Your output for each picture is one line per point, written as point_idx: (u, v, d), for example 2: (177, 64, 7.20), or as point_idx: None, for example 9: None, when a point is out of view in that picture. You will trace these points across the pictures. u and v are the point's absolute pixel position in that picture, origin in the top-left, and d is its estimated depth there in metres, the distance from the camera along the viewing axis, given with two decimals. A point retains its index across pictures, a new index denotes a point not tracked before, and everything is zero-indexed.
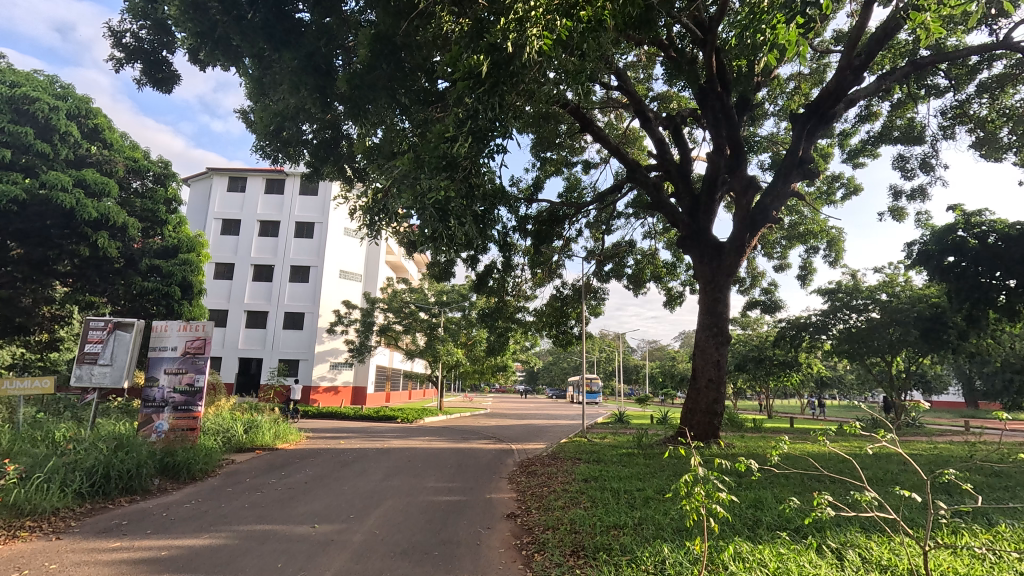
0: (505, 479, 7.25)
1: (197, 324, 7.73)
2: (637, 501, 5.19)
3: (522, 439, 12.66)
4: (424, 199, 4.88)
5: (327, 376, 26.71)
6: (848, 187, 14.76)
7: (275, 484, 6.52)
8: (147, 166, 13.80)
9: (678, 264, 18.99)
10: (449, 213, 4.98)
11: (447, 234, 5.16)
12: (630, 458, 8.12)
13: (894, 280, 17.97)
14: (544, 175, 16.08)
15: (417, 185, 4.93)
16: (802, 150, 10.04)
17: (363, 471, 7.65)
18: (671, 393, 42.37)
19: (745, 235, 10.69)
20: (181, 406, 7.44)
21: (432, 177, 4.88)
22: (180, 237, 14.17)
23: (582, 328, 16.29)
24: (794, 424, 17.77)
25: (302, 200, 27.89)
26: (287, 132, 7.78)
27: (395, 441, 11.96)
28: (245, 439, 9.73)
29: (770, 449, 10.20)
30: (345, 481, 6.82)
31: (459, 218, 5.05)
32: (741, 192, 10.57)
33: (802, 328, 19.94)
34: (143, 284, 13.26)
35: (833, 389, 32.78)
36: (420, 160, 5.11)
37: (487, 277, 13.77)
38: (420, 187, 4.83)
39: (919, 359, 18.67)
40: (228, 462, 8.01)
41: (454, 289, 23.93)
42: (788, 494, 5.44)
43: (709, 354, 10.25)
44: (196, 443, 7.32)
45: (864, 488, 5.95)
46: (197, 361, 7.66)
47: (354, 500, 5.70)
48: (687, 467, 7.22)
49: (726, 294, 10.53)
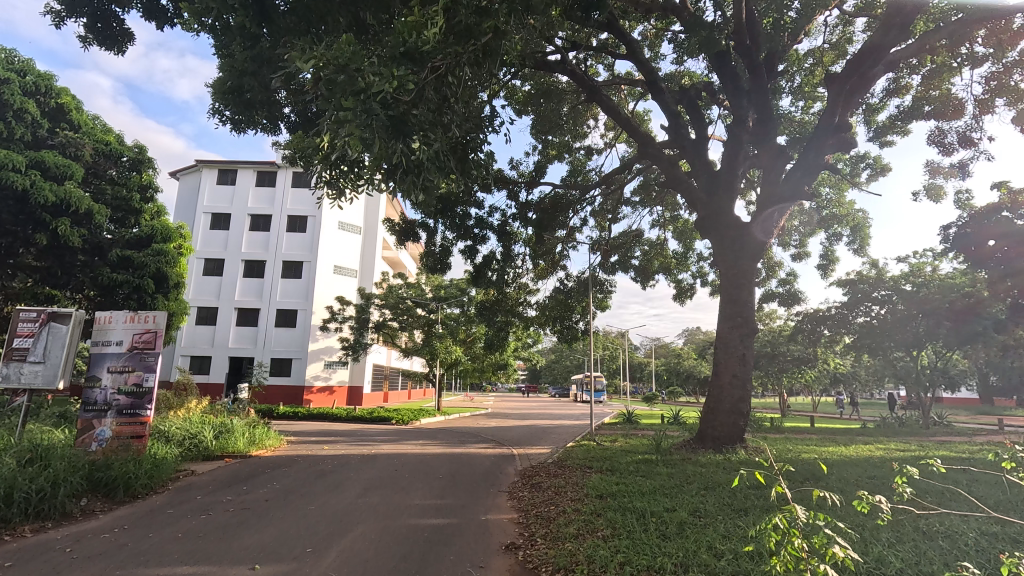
0: (503, 492, 6.21)
1: (146, 315, 6.68)
2: (670, 528, 4.18)
3: (524, 443, 11.59)
4: (368, 97, 4.02)
5: (321, 375, 25.62)
6: (874, 169, 13.66)
7: (227, 502, 5.44)
8: (119, 150, 12.75)
9: (689, 254, 17.89)
10: (410, 123, 4.33)
11: (406, 155, 4.44)
12: (645, 467, 7.06)
13: (920, 269, 16.87)
14: (546, 159, 15.00)
15: (358, 77, 4.07)
16: (838, 117, 8.88)
17: (339, 484, 6.55)
18: (678, 391, 41.25)
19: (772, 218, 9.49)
20: (127, 410, 6.42)
21: (384, 67, 4.10)
22: (155, 226, 13.16)
23: (588, 323, 15.17)
24: (816, 424, 16.61)
25: (295, 193, 26.83)
26: (247, 91, 6.69)
27: (384, 446, 10.89)
28: (213, 445, 8.69)
29: (801, 452, 9.10)
30: (314, 498, 5.74)
31: (425, 133, 4.44)
32: (767, 167, 9.43)
33: (821, 322, 18.83)
34: (111, 277, 12.22)
35: (845, 386, 31.72)
36: (371, 58, 4.31)
37: (485, 269, 12.70)
38: (363, 81, 4.01)
39: (947, 353, 17.56)
40: (186, 473, 6.97)
41: (453, 284, 22.91)
42: (864, 524, 4.35)
43: (733, 347, 9.16)
44: (143, 454, 6.30)
45: (970, 517, 4.67)
46: (146, 358, 6.61)
47: (315, 528, 4.63)
48: (719, 480, 6.16)
49: (750, 284, 9.41)
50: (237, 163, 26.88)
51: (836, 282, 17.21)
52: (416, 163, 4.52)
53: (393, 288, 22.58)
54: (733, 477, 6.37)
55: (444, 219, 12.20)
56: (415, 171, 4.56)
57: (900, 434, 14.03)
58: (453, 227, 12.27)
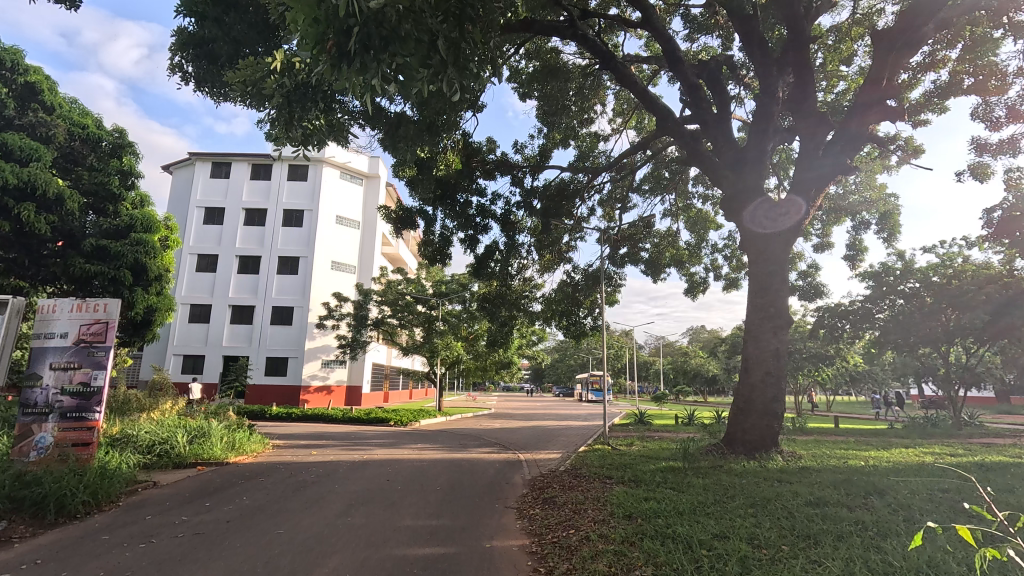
0: (511, 509, 5.29)
1: (96, 303, 5.77)
2: (732, 567, 3.19)
3: (531, 447, 10.64)
4: None
5: (318, 375, 24.73)
6: (906, 151, 12.50)
7: (181, 526, 4.52)
8: (97, 133, 11.82)
9: (702, 246, 16.90)
10: None
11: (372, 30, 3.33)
12: (676, 479, 6.14)
13: (950, 259, 15.86)
14: (550, 144, 14.04)
15: None
16: (885, 82, 8.01)
17: (321, 500, 5.63)
18: (687, 390, 40.00)
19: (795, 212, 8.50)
20: (71, 414, 5.53)
21: None
22: (134, 214, 12.20)
23: (596, 318, 14.21)
24: (839, 424, 15.66)
25: (291, 186, 25.97)
26: (212, 43, 5.77)
27: (378, 451, 9.96)
28: (186, 451, 7.83)
29: (842, 458, 8.12)
30: (286, 519, 4.83)
31: None
32: (804, 135, 8.55)
33: (842, 317, 17.81)
34: (85, 268, 11.29)
35: (861, 383, 30.70)
36: None
37: (487, 260, 11.73)
38: None
39: (977, 349, 16.54)
40: (144, 486, 6.12)
41: (454, 279, 21.99)
42: (984, 564, 3.39)
43: (765, 341, 8.18)
44: (88, 464, 5.37)
45: None
46: (95, 353, 5.69)
47: (276, 563, 3.71)
48: (768, 497, 5.18)
49: (782, 268, 8.45)
50: (231, 155, 26.00)
51: (859, 274, 16.20)
52: (382, 23, 3.32)
53: (392, 284, 21.66)
54: (784, 492, 5.39)
55: (443, 207, 11.27)
56: (381, 46, 3.39)
57: (936, 435, 13.01)
58: (453, 216, 11.31)
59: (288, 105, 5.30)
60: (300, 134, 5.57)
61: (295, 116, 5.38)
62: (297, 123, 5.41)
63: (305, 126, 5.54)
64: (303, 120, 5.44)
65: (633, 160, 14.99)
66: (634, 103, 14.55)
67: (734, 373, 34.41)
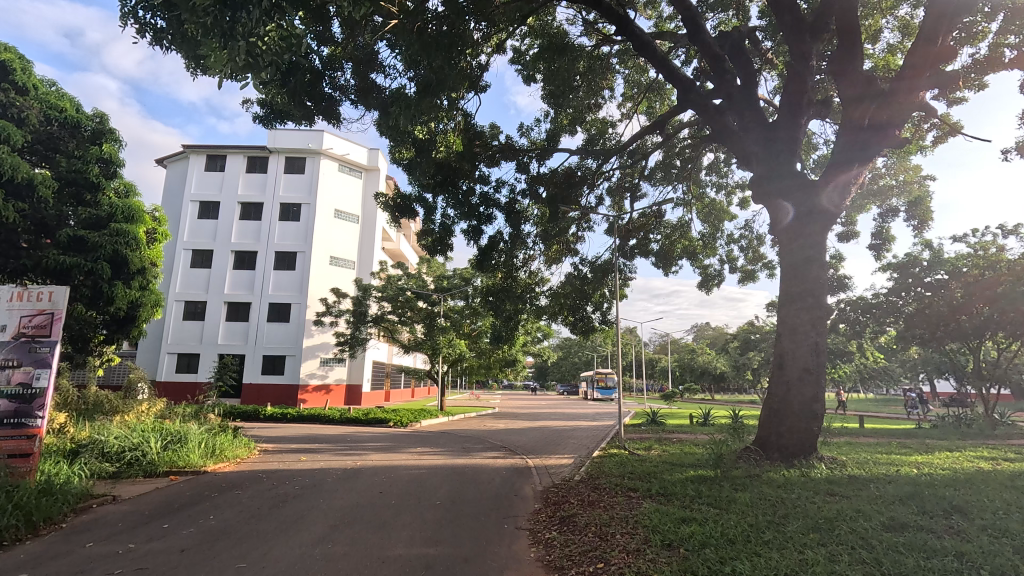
0: (524, 533, 4.47)
1: (39, 291, 5.07)
2: None
3: (540, 451, 9.85)
4: None
5: (316, 374, 23.95)
6: (942, 130, 11.65)
7: (125, 556, 3.74)
8: (79, 118, 11.06)
9: (717, 237, 15.99)
10: None
11: None
12: (712, 492, 5.31)
13: (984, 250, 14.91)
14: (557, 129, 13.26)
15: None
16: (942, 41, 7.03)
17: (302, 519, 4.84)
18: (695, 388, 38.98)
19: (800, 217, 7.75)
20: (8, 419, 4.83)
21: None
22: (115, 202, 11.45)
23: (605, 314, 13.36)
24: (866, 424, 14.73)
25: (288, 179, 25.20)
26: None
27: (374, 457, 9.13)
28: (159, 459, 7.09)
29: (890, 465, 7.28)
30: (255, 546, 4.04)
31: None
32: (847, 104, 7.64)
33: (864, 311, 16.95)
34: (59, 259, 10.47)
35: (875, 380, 29.79)
36: None
37: (491, 252, 10.92)
38: None
39: (1008, 344, 15.67)
40: (101, 502, 5.36)
41: (456, 274, 21.24)
42: None
43: (803, 335, 7.35)
44: (25, 479, 4.62)
45: None
46: (38, 350, 4.99)
47: None
48: (831, 518, 4.38)
49: (820, 252, 7.61)
50: (227, 148, 25.19)
51: (883, 265, 15.30)
52: None
53: (392, 278, 20.90)
54: (847, 511, 4.55)
55: (444, 194, 10.44)
56: None
57: (975, 436, 12.05)
58: (456, 204, 10.48)
59: (223, 7, 4.32)
60: (244, 59, 4.66)
61: (236, 23, 4.45)
62: (242, 34, 4.47)
63: (255, 45, 4.71)
64: (250, 33, 4.49)
65: (645, 145, 14.16)
66: (645, 86, 13.68)
67: (745, 371, 33.46)
